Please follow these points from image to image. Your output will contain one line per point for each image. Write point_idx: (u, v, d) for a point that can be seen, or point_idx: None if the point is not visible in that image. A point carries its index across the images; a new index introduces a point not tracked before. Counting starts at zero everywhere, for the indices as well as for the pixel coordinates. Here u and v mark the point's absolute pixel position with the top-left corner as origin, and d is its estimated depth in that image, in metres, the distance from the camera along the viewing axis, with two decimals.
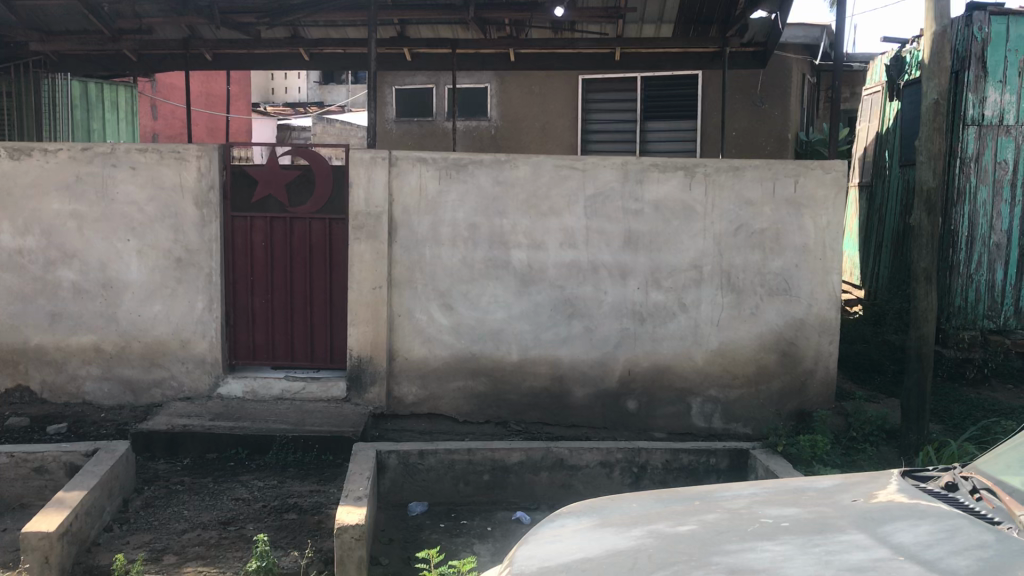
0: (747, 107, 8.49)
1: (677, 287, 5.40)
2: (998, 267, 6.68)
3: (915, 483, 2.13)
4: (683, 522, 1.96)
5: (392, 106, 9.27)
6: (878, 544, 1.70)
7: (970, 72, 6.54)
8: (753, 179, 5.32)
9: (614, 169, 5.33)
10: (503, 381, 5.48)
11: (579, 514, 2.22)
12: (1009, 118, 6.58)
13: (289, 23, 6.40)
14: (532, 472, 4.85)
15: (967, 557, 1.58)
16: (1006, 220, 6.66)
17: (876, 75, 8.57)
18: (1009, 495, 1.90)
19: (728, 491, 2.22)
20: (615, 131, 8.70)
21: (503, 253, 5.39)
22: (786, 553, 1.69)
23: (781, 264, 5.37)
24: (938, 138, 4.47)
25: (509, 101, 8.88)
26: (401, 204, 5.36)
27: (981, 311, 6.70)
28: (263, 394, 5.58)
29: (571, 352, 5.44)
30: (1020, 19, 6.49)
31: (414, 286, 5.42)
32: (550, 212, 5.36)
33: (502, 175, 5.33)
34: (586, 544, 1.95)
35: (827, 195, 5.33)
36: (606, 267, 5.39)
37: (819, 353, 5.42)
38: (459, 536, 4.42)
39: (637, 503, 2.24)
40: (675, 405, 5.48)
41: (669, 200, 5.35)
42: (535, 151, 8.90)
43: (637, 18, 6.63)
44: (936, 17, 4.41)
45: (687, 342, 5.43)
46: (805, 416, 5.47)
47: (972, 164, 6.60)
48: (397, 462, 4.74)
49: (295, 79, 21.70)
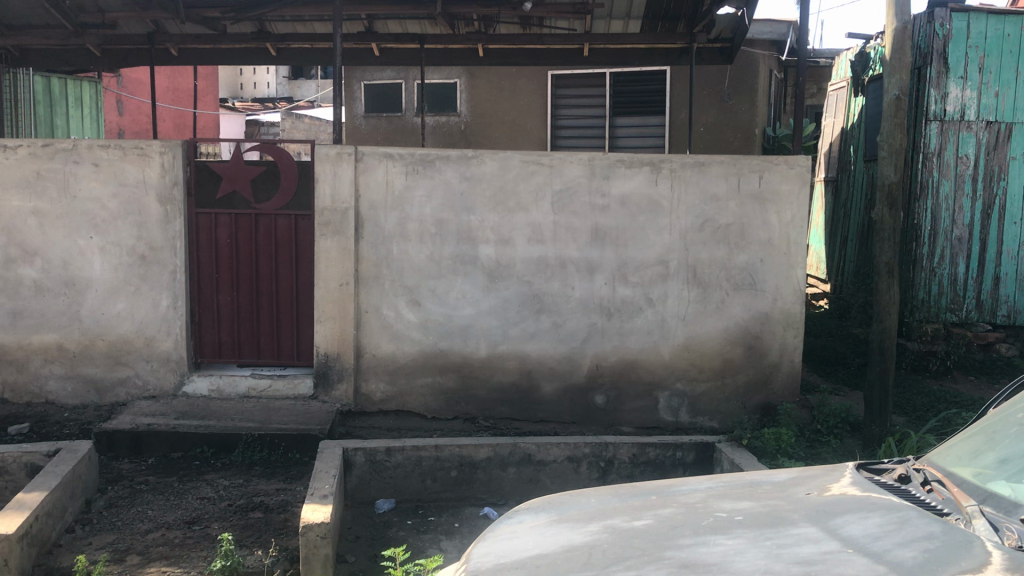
0: (714, 103, 8.55)
1: (645, 282, 5.43)
2: (960, 261, 6.75)
3: (869, 476, 2.15)
4: (638, 516, 1.94)
5: (360, 101, 9.22)
6: (829, 536, 1.67)
7: (932, 68, 6.62)
8: (717, 175, 5.37)
9: (581, 164, 5.34)
10: (471, 377, 5.47)
11: (537, 510, 2.20)
12: (971, 114, 6.65)
13: (255, 17, 6.34)
14: (499, 467, 4.86)
15: (913, 549, 1.56)
16: (968, 214, 6.73)
17: (841, 71, 8.60)
18: (957, 487, 1.91)
19: (685, 485, 2.22)
20: (585, 126, 8.74)
21: (470, 248, 5.39)
22: (737, 546, 1.66)
23: (745, 258, 5.41)
24: (900, 134, 4.52)
25: (478, 96, 8.86)
26: (368, 200, 5.34)
27: (944, 304, 6.77)
28: (228, 392, 5.53)
29: (539, 347, 5.45)
30: (979, 16, 6.59)
31: (381, 283, 5.40)
32: (517, 208, 5.36)
33: (469, 171, 5.33)
34: (541, 540, 1.93)
35: (792, 189, 5.37)
36: (573, 262, 5.41)
37: (784, 346, 5.47)
38: (425, 533, 4.41)
39: (594, 497, 2.22)
40: (643, 399, 5.51)
41: (636, 195, 5.38)
42: (503, 146, 8.89)
43: (604, 14, 6.63)
44: (896, 14, 4.46)
45: (655, 336, 5.46)
46: (770, 408, 5.52)
47: (934, 159, 6.68)
48: (363, 459, 4.71)
49: (264, 73, 21.58)
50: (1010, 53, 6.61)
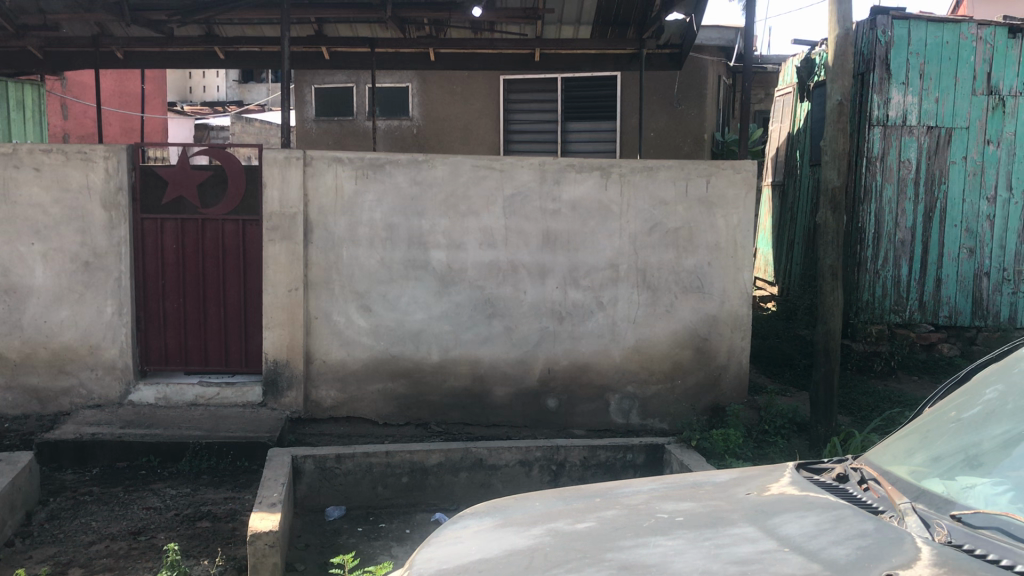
0: (664, 108, 8.63)
1: (596, 286, 5.46)
2: (903, 263, 6.88)
3: (809, 475, 2.18)
4: (580, 519, 1.95)
5: (311, 105, 9.14)
6: (766, 536, 1.69)
7: (875, 74, 6.75)
8: (665, 179, 5.42)
9: (531, 169, 5.37)
10: (423, 382, 5.45)
11: (482, 515, 2.20)
12: (912, 119, 6.80)
13: (202, 20, 6.26)
14: (450, 472, 4.85)
15: (847, 546, 1.59)
16: (910, 217, 6.86)
17: (787, 77, 8.72)
18: (892, 484, 1.95)
19: (629, 487, 2.24)
20: (537, 130, 8.77)
21: (421, 253, 5.37)
22: (677, 547, 1.68)
23: (694, 262, 5.47)
24: (842, 139, 4.60)
25: (430, 100, 8.83)
26: (317, 205, 5.30)
27: (888, 305, 6.89)
28: (175, 400, 5.44)
29: (491, 352, 5.45)
30: (919, 23, 6.74)
31: (331, 288, 5.36)
32: (468, 212, 5.36)
33: (419, 175, 5.32)
34: (484, 545, 1.93)
35: (738, 194, 5.45)
36: (524, 266, 5.42)
37: (732, 348, 5.54)
38: (376, 540, 4.38)
39: (539, 501, 2.23)
40: (594, 402, 5.53)
41: (587, 200, 5.41)
42: (456, 150, 8.88)
43: (555, 19, 6.66)
44: (839, 21, 4.54)
45: (606, 339, 5.49)
46: (719, 410, 5.58)
47: (877, 163, 6.81)
48: (313, 467, 4.67)
49: (213, 76, 21.31)
50: (948, 59, 6.78)
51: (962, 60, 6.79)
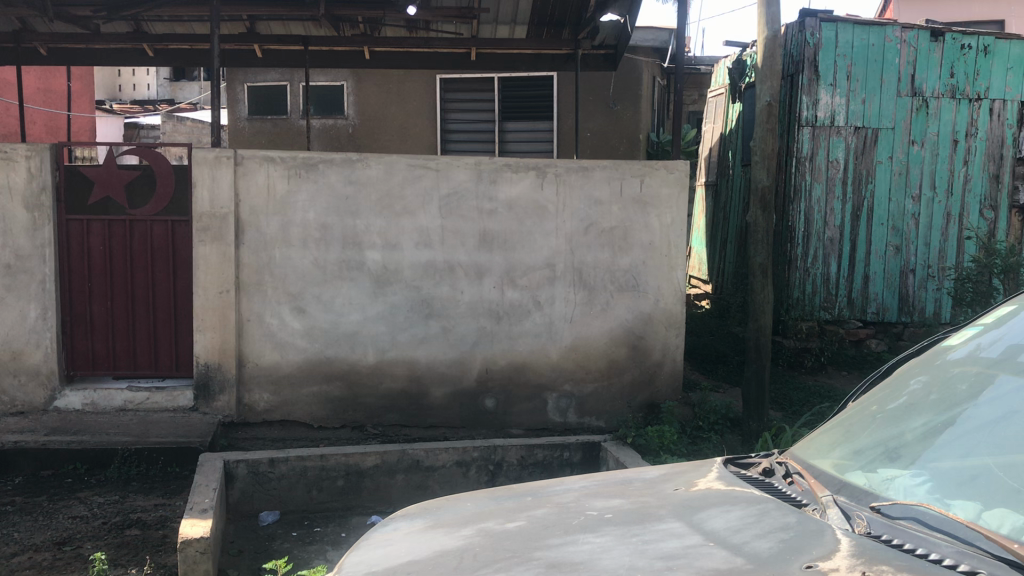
0: (600, 109, 8.70)
1: (532, 286, 5.47)
2: (832, 260, 7.04)
3: (736, 470, 2.21)
4: (511, 519, 1.95)
5: (244, 104, 8.99)
6: (692, 531, 1.71)
7: (804, 76, 6.89)
8: (600, 179, 5.46)
9: (467, 169, 5.36)
10: (359, 384, 5.40)
11: (412, 516, 2.18)
12: (840, 120, 6.95)
13: (129, 16, 6.11)
14: (387, 475, 4.81)
15: (770, 539, 1.61)
16: (838, 216, 7.02)
17: (720, 78, 8.85)
18: (815, 477, 1.99)
19: (560, 485, 2.24)
20: (474, 130, 8.76)
21: (356, 253, 5.33)
22: (605, 544, 1.69)
23: (629, 261, 5.52)
24: (771, 139, 4.69)
25: (366, 99, 8.75)
26: (249, 205, 5.21)
27: (818, 302, 7.05)
28: (103, 406, 5.30)
29: (428, 352, 5.42)
30: (846, 26, 6.89)
31: (264, 290, 5.28)
32: (403, 212, 5.33)
33: (354, 174, 5.27)
34: (414, 547, 1.91)
35: (671, 194, 5.52)
36: (460, 266, 5.40)
37: (666, 346, 5.60)
38: (311, 544, 4.33)
39: (470, 501, 2.22)
40: (531, 401, 5.54)
41: (522, 199, 5.42)
42: (392, 150, 8.82)
43: (490, 19, 6.66)
44: (767, 23, 4.62)
45: (543, 339, 5.50)
46: (654, 407, 5.64)
47: (807, 163, 6.96)
48: (246, 471, 4.60)
49: (144, 75, 20.85)
50: (874, 61, 6.94)
51: (887, 62, 6.95)
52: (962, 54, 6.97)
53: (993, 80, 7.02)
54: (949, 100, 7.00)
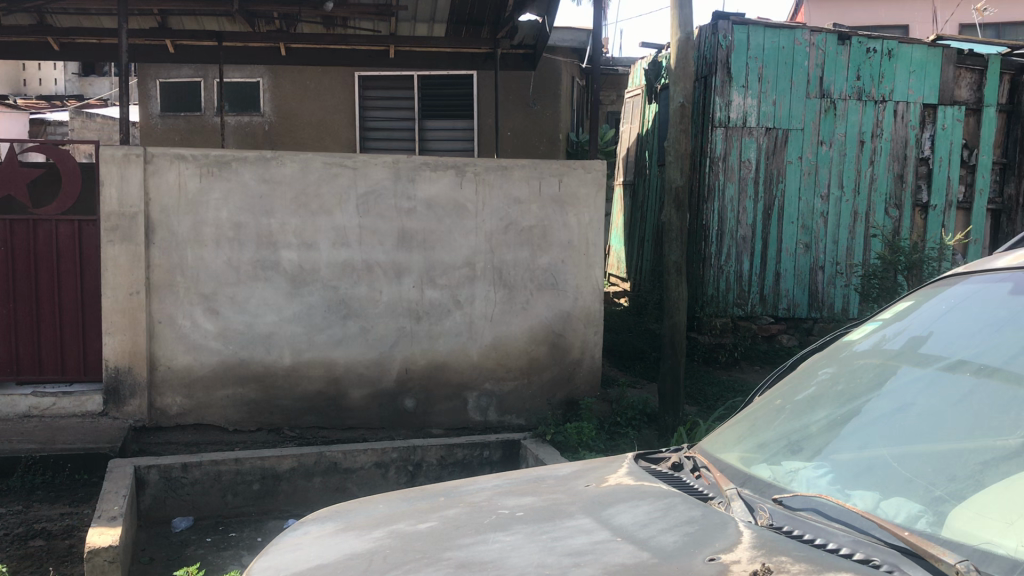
0: (520, 108, 8.72)
1: (451, 285, 5.46)
2: (744, 258, 7.21)
3: (646, 465, 2.25)
4: (422, 520, 1.94)
5: (155, 100, 8.74)
6: (601, 527, 1.73)
7: (717, 77, 7.02)
8: (519, 178, 5.48)
9: (384, 167, 5.32)
10: (275, 386, 5.31)
11: (324, 520, 2.16)
12: (751, 121, 7.11)
13: (32, 9, 5.90)
14: (304, 478, 4.75)
15: (675, 533, 1.64)
16: (751, 215, 7.19)
17: (637, 78, 8.97)
18: (721, 471, 2.04)
19: (473, 484, 2.25)
20: (394, 128, 8.71)
21: (271, 253, 5.24)
22: (514, 542, 1.69)
23: (548, 260, 5.56)
24: (685, 139, 4.77)
25: (283, 96, 8.59)
26: (159, 204, 5.08)
27: (731, 299, 7.23)
28: (6, 412, 5.13)
29: (346, 353, 5.36)
30: (758, 29, 7.04)
31: (175, 291, 5.16)
32: (319, 211, 5.26)
33: (269, 173, 5.18)
34: (324, 550, 1.89)
35: (589, 193, 5.58)
36: (378, 265, 5.36)
37: (585, 343, 5.66)
38: (226, 550, 4.25)
39: (383, 503, 2.20)
40: (451, 401, 5.52)
41: (441, 199, 5.41)
42: (309, 147, 8.70)
43: (409, 16, 6.63)
44: (680, 26, 4.71)
45: (462, 338, 5.50)
46: (573, 404, 5.69)
47: (720, 163, 7.11)
48: (157, 477, 4.49)
49: (51, 69, 20.16)
50: (784, 64, 7.12)
51: (797, 64, 7.13)
52: (868, 57, 7.20)
53: (897, 83, 7.27)
54: (856, 101, 7.22)
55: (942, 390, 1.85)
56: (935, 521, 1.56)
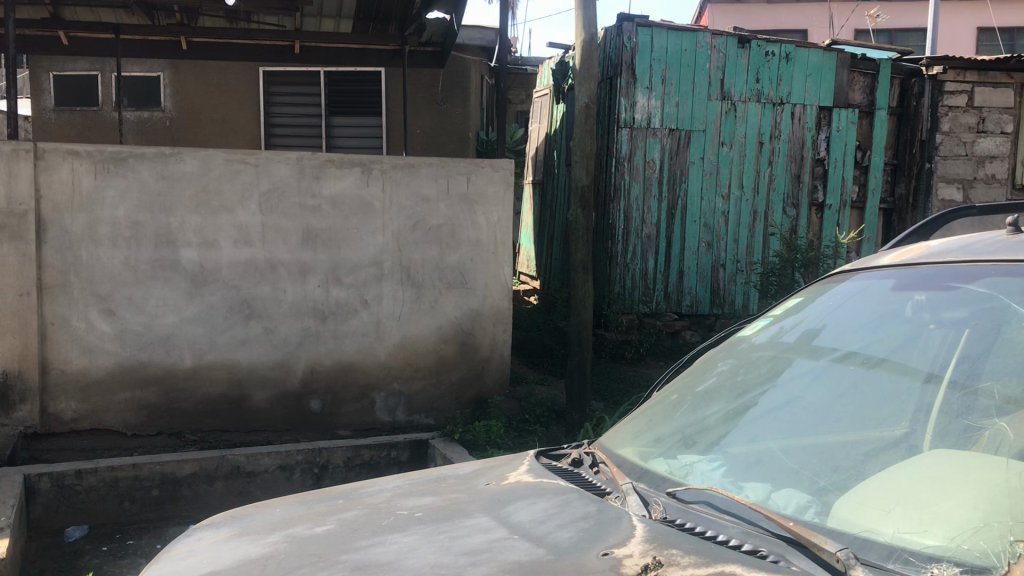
0: (429, 105, 8.68)
1: (358, 284, 5.40)
2: (649, 256, 7.35)
3: (547, 461, 2.27)
4: (319, 523, 1.92)
5: (49, 93, 8.40)
6: (498, 525, 1.74)
7: (622, 78, 7.13)
8: (427, 176, 5.46)
9: (288, 164, 5.24)
10: (175, 389, 5.17)
11: (219, 525, 2.11)
12: (655, 122, 7.24)
13: None
14: (206, 482, 4.64)
15: (570, 529, 1.66)
16: (655, 214, 7.33)
17: (544, 78, 9.02)
18: (618, 466, 2.07)
19: (372, 486, 2.23)
20: (300, 125, 8.57)
21: (170, 252, 5.10)
22: (412, 543, 1.69)
23: (456, 259, 5.55)
24: (590, 140, 4.83)
25: (184, 91, 8.35)
26: (51, 202, 4.89)
27: (637, 296, 7.37)
28: None
29: (250, 354, 5.25)
30: (661, 31, 7.16)
31: (69, 292, 4.97)
32: (221, 208, 5.14)
33: (167, 170, 5.04)
34: (217, 556, 1.85)
35: (497, 192, 5.58)
36: (283, 265, 5.27)
37: (494, 341, 5.66)
38: (122, 558, 4.11)
39: (280, 507, 2.16)
40: (359, 401, 5.46)
41: (347, 197, 5.34)
42: (213, 144, 8.49)
43: (314, 11, 6.52)
44: (584, 27, 4.76)
45: (370, 338, 5.44)
46: (482, 402, 5.68)
47: (625, 163, 7.23)
48: (49, 485, 4.32)
49: None
50: (687, 66, 7.27)
51: (699, 67, 7.29)
52: (767, 61, 7.40)
53: (794, 86, 7.49)
54: (756, 103, 7.41)
55: (830, 383, 1.95)
56: (822, 510, 1.61)
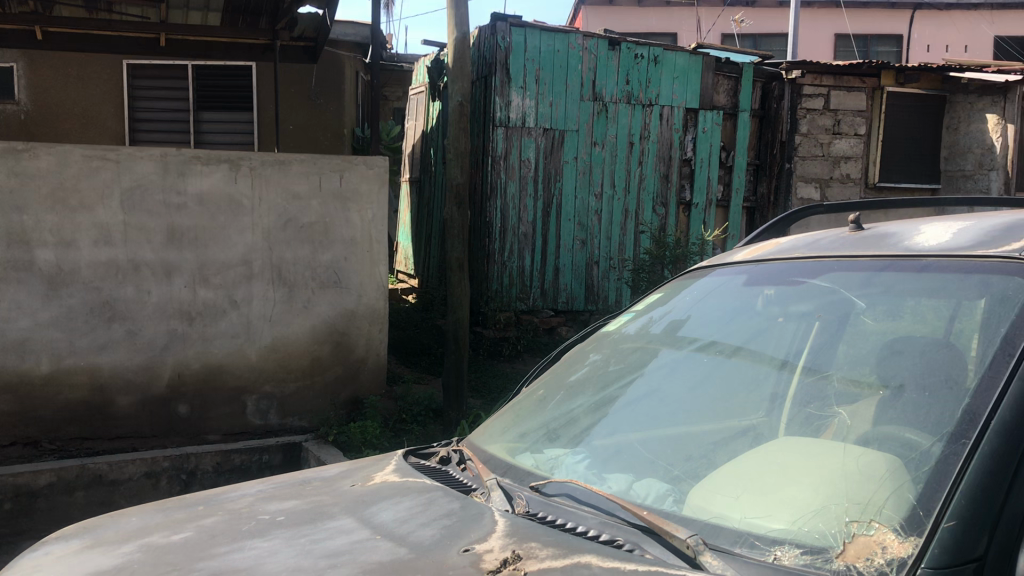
0: (302, 101, 8.53)
1: (227, 284, 5.26)
2: (526, 254, 7.42)
3: (416, 461, 2.26)
4: (177, 530, 1.86)
5: None
6: (361, 525, 1.73)
7: (497, 78, 7.16)
8: (298, 173, 5.36)
9: (152, 160, 5.06)
10: (31, 396, 4.91)
11: (70, 537, 2.03)
12: (529, 121, 7.31)
13: None
14: (65, 493, 4.43)
15: (433, 527, 1.67)
16: (531, 212, 7.39)
17: (420, 76, 9.00)
18: (485, 462, 2.09)
19: (235, 491, 2.18)
20: (167, 120, 8.28)
21: (24, 252, 4.85)
22: (272, 548, 1.66)
23: (330, 257, 5.46)
24: (463, 137, 4.84)
25: (40, 83, 7.88)
26: None
27: (514, 293, 7.43)
28: None
29: (112, 359, 5.03)
30: (534, 32, 7.23)
31: None
32: (79, 206, 4.93)
33: (19, 166, 4.80)
34: (65, 570, 1.78)
35: (372, 189, 5.53)
36: (147, 265, 5.08)
37: (369, 341, 5.61)
38: None
39: (136, 516, 2.09)
40: (229, 405, 5.31)
41: (214, 195, 5.20)
42: (72, 140, 8.06)
43: (180, 3, 6.28)
44: (456, 25, 4.76)
45: (240, 340, 5.30)
46: (358, 403, 5.61)
47: (501, 162, 7.25)
48: None
49: None
50: (559, 67, 7.37)
51: (571, 68, 7.41)
52: (636, 63, 7.59)
53: (662, 88, 7.71)
54: (626, 105, 7.59)
55: (687, 373, 2.02)
56: (679, 498, 1.66)
